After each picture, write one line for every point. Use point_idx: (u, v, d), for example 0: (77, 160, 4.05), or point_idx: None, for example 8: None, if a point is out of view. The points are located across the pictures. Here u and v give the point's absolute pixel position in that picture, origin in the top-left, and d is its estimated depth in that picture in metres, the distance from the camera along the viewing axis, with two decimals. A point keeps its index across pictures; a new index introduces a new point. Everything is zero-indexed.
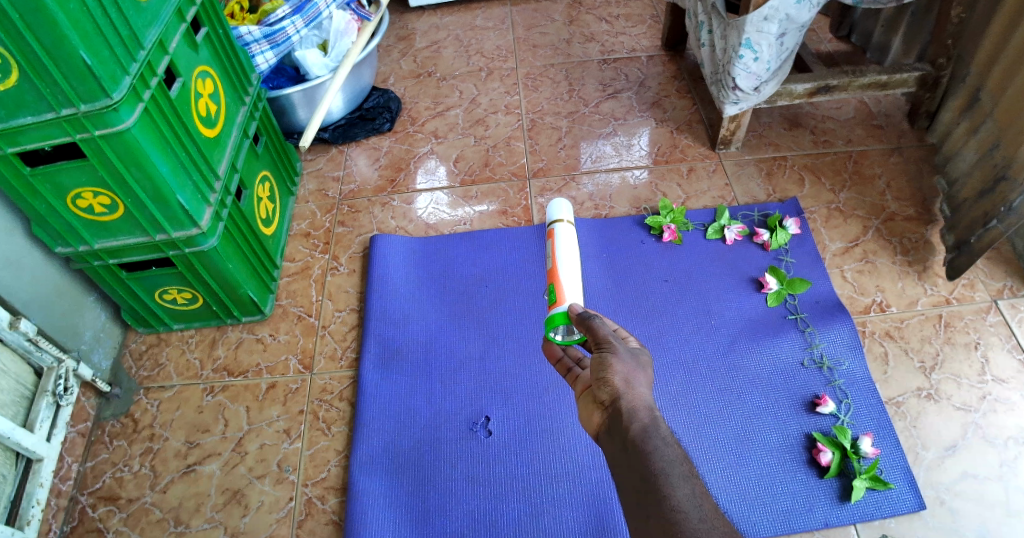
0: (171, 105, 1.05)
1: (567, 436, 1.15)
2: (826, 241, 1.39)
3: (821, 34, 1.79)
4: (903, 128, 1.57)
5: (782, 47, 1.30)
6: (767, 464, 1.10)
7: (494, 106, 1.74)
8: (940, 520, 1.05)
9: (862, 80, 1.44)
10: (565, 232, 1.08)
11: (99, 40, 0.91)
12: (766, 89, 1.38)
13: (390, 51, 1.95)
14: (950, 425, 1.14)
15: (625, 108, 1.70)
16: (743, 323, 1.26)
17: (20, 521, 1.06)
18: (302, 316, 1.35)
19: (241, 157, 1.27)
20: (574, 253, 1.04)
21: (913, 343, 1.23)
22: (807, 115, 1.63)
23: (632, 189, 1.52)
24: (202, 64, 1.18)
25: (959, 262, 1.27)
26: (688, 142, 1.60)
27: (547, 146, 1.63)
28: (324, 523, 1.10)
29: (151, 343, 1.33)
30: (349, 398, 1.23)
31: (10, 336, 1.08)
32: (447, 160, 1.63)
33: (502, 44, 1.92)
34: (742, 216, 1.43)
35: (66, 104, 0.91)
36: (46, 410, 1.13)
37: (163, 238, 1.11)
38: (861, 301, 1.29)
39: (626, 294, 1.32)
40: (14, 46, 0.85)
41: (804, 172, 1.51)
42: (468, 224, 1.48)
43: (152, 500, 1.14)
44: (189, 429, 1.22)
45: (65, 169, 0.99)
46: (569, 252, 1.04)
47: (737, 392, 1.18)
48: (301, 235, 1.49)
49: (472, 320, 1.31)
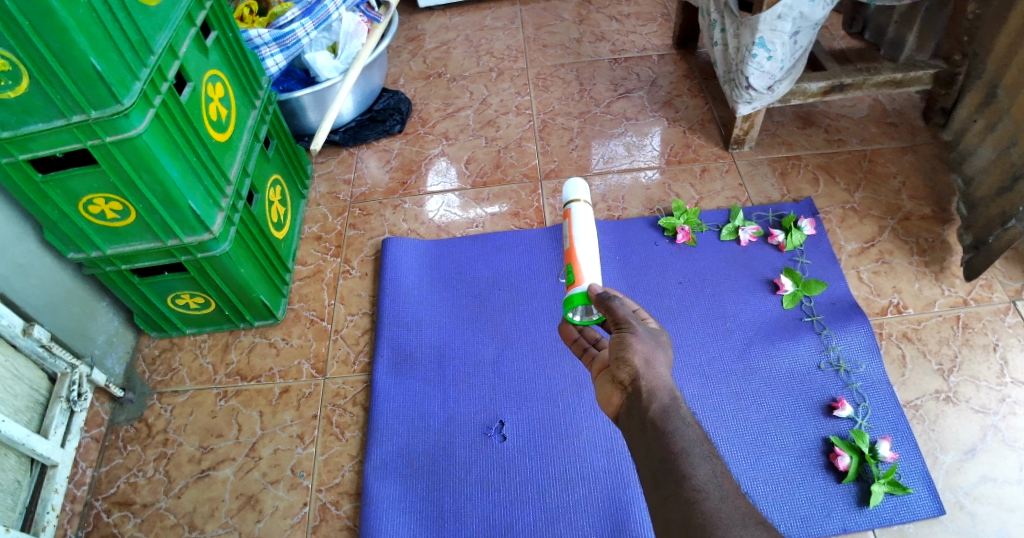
0: (182, 110, 1.05)
1: (582, 440, 1.14)
2: (841, 242, 1.37)
3: (834, 30, 1.77)
4: (918, 125, 1.56)
5: (796, 46, 1.29)
6: (784, 468, 1.09)
7: (505, 107, 1.73)
8: (960, 524, 1.04)
9: (877, 78, 1.43)
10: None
11: (108, 44, 0.90)
12: (779, 87, 1.36)
13: (400, 52, 1.94)
14: (968, 427, 1.12)
15: (637, 108, 1.69)
16: (758, 325, 1.25)
17: (36, 527, 1.06)
18: (315, 320, 1.35)
19: (252, 161, 1.27)
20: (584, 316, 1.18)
21: (931, 345, 1.22)
22: (821, 114, 1.62)
23: (645, 190, 1.51)
24: (212, 68, 1.18)
25: (977, 262, 1.25)
26: (700, 142, 1.59)
27: (559, 147, 1.62)
28: (339, 527, 1.10)
29: (164, 348, 1.33)
30: (363, 402, 1.23)
31: (23, 342, 1.08)
32: (458, 161, 1.62)
33: (512, 44, 1.91)
34: (756, 217, 1.42)
35: (76, 110, 0.91)
36: (61, 416, 1.13)
37: (174, 243, 1.10)
38: (877, 303, 1.28)
39: (640, 296, 1.31)
40: (22, 52, 0.85)
41: (818, 171, 1.50)
42: (480, 226, 1.47)
43: (166, 506, 1.14)
44: (202, 433, 1.22)
45: (75, 174, 0.98)
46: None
47: (753, 396, 1.17)
48: (312, 238, 1.48)
49: (484, 323, 1.30)
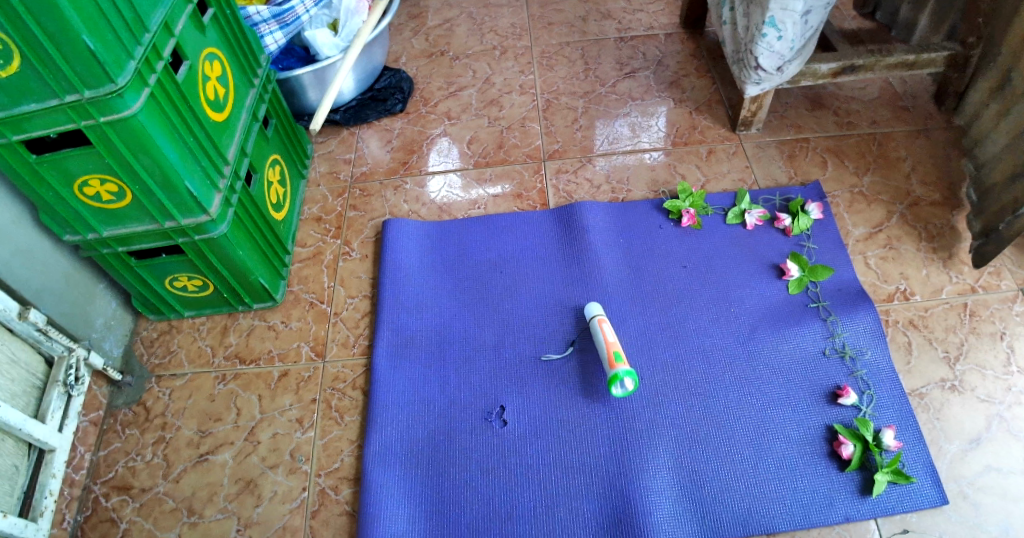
0: (178, 89, 1.02)
1: (583, 427, 1.13)
2: (849, 227, 1.35)
3: (846, 10, 1.73)
4: (930, 109, 1.52)
5: (806, 25, 1.25)
6: (788, 456, 1.08)
7: (509, 86, 1.70)
8: (962, 514, 1.03)
9: (889, 59, 1.39)
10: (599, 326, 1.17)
11: (102, 21, 0.88)
12: (789, 68, 1.33)
13: (401, 29, 1.91)
14: (973, 417, 1.11)
15: (643, 88, 1.65)
16: (763, 312, 1.23)
17: (34, 512, 1.06)
18: (314, 302, 1.33)
19: (250, 141, 1.25)
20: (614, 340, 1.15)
21: (938, 333, 1.20)
22: (831, 95, 1.58)
23: (650, 172, 1.48)
24: (209, 46, 1.15)
25: (986, 249, 1.22)
26: (707, 124, 1.56)
27: (562, 128, 1.59)
28: (338, 513, 1.10)
29: (162, 330, 1.32)
30: (362, 386, 1.22)
31: (19, 327, 1.07)
32: (460, 141, 1.59)
33: (516, 21, 1.87)
34: (763, 201, 1.40)
35: (70, 91, 0.89)
36: (58, 400, 1.13)
37: (171, 225, 1.08)
38: (884, 290, 1.26)
39: (644, 280, 1.29)
40: (14, 31, 0.82)
41: (827, 155, 1.47)
42: (482, 207, 1.45)
43: (165, 490, 1.14)
44: (202, 417, 1.21)
45: (71, 156, 0.96)
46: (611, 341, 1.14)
47: (757, 382, 1.15)
48: (312, 219, 1.47)
49: (486, 307, 1.28)
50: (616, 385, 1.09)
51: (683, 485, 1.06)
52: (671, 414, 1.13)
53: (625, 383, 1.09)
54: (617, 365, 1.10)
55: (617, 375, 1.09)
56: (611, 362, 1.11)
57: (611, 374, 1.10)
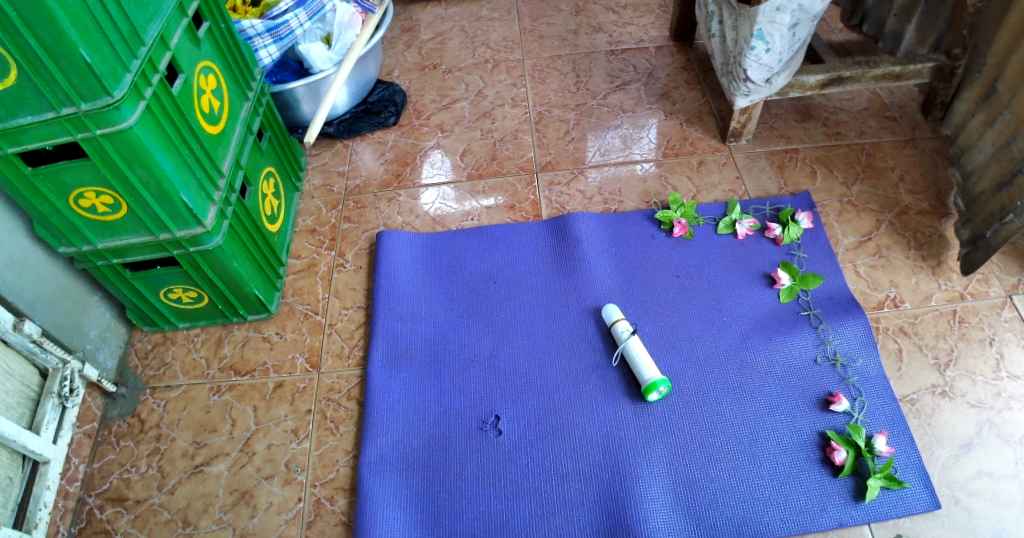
0: (174, 103, 1.03)
1: (578, 434, 1.13)
2: (839, 236, 1.37)
3: (832, 23, 1.76)
4: (916, 119, 1.55)
5: (794, 37, 1.27)
6: (781, 463, 1.08)
7: (501, 98, 1.72)
8: (955, 519, 1.04)
9: (875, 71, 1.42)
10: (629, 333, 1.19)
11: (99, 35, 0.89)
12: (777, 80, 1.36)
13: (394, 43, 1.93)
14: (964, 422, 1.12)
15: (634, 100, 1.67)
16: (755, 320, 1.24)
17: (28, 524, 1.06)
18: (309, 314, 1.34)
19: (245, 153, 1.26)
20: (644, 349, 1.18)
21: (928, 340, 1.22)
22: (818, 107, 1.61)
23: (642, 183, 1.50)
24: (205, 59, 1.16)
25: (975, 256, 1.24)
26: (698, 135, 1.58)
27: (555, 139, 1.61)
28: (334, 523, 1.09)
29: (156, 342, 1.32)
30: (358, 397, 1.22)
31: (14, 338, 1.07)
32: (453, 153, 1.61)
33: (508, 35, 1.89)
34: (753, 211, 1.41)
35: (66, 103, 0.90)
36: (52, 412, 1.13)
37: (166, 237, 1.09)
38: (874, 297, 1.28)
39: (637, 289, 1.31)
40: (13, 45, 0.83)
41: (816, 165, 1.49)
42: (476, 218, 1.47)
43: (160, 501, 1.14)
44: (196, 429, 1.21)
45: (66, 167, 0.97)
46: (643, 349, 1.17)
47: (750, 390, 1.16)
48: (306, 231, 1.47)
49: (480, 317, 1.29)
50: (653, 392, 1.12)
51: (678, 493, 1.07)
52: (665, 422, 1.13)
53: (661, 390, 1.13)
54: (655, 374, 1.13)
55: (656, 383, 1.12)
56: (648, 371, 1.14)
57: (650, 382, 1.12)
